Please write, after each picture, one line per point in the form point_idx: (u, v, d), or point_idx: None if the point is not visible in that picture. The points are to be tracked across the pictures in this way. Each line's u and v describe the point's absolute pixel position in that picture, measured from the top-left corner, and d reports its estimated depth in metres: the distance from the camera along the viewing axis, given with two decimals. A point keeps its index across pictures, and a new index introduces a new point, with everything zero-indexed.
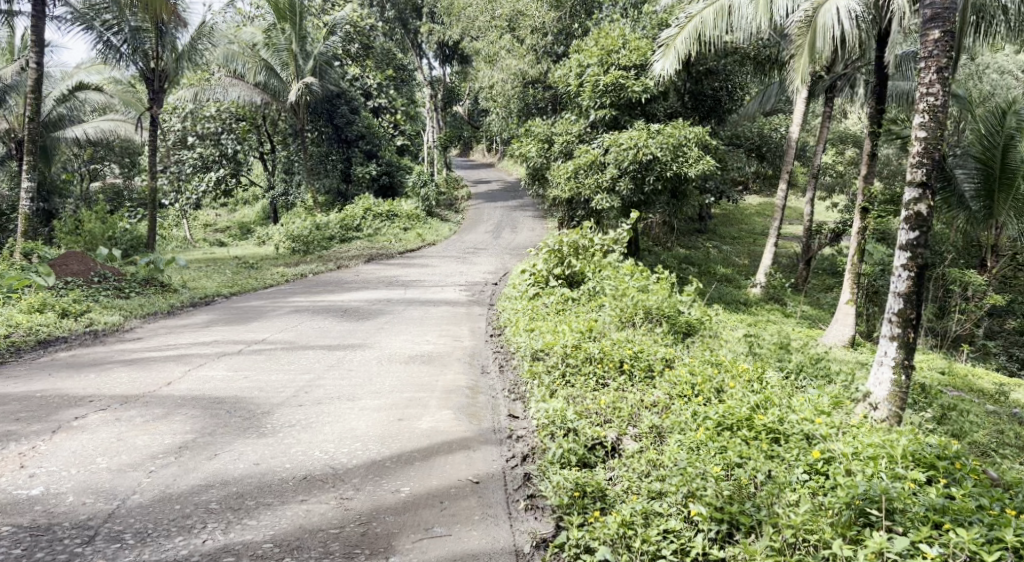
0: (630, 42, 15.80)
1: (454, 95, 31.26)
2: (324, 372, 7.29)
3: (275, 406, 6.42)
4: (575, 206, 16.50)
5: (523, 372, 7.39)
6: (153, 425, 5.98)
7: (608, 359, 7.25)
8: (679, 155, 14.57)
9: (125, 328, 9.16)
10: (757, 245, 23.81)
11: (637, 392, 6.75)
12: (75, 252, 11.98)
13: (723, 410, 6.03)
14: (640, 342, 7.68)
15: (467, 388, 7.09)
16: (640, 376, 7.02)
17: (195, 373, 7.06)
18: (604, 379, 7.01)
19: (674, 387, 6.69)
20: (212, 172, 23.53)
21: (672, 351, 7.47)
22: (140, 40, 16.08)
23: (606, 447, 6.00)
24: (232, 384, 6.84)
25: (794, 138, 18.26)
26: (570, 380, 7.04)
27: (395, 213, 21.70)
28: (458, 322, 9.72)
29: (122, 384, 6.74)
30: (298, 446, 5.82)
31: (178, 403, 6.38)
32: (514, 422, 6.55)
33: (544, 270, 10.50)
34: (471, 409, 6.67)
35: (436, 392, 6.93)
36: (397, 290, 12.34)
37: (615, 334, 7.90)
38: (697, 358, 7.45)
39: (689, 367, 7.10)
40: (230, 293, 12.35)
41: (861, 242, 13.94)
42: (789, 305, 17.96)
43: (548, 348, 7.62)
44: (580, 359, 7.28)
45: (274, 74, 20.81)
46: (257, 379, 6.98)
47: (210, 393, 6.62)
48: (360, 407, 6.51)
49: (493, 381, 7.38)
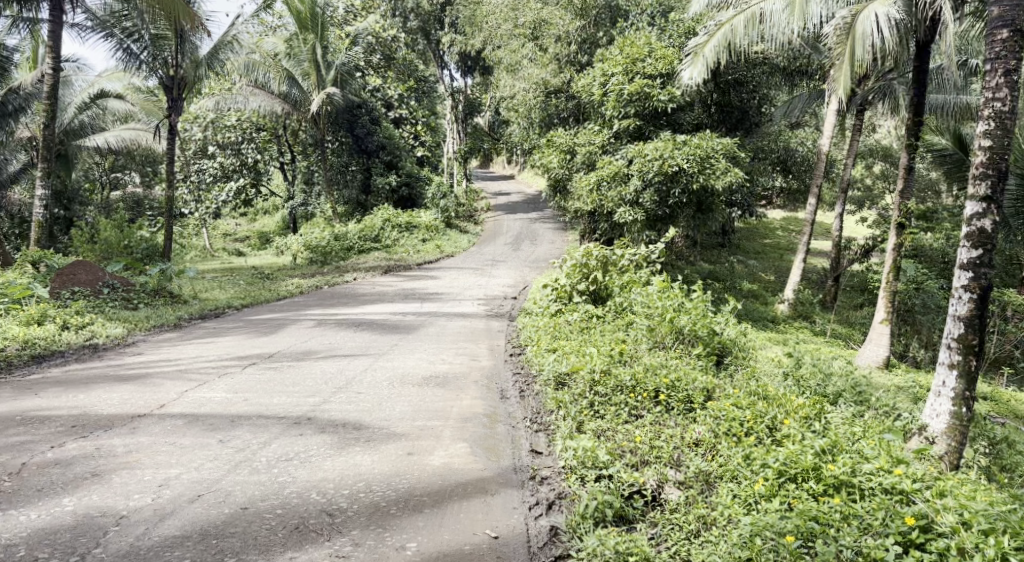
0: (657, 51, 15.25)
1: (476, 106, 30.92)
2: (330, 394, 6.79)
3: (273, 436, 5.91)
4: (597, 219, 15.89)
5: (546, 398, 6.88)
6: (135, 458, 5.51)
7: (641, 388, 6.71)
8: (706, 167, 13.99)
9: (126, 342, 8.75)
10: (785, 260, 23.11)
11: (677, 428, 6.20)
12: (84, 262, 11.53)
13: (785, 456, 5.41)
14: (676, 367, 7.13)
15: (485, 416, 6.57)
16: (677, 408, 6.47)
17: (191, 395, 6.58)
18: (638, 411, 6.49)
19: (719, 424, 6.14)
20: (232, 181, 23.27)
21: (712, 379, 6.92)
22: (161, 48, 15.71)
23: (645, 496, 5.48)
24: (230, 408, 6.36)
25: (824, 152, 17.60)
26: (599, 411, 6.51)
27: (414, 224, 21.30)
28: (476, 339, 9.21)
29: (110, 406, 6.28)
30: (293, 486, 5.31)
31: (167, 430, 5.90)
32: (537, 459, 6.01)
33: (567, 286, 9.99)
34: (489, 442, 6.14)
35: (451, 421, 6.41)
36: (414, 302, 11.88)
37: (648, 358, 7.37)
38: (740, 388, 6.90)
39: (733, 398, 6.54)
40: (242, 304, 11.97)
41: (897, 258, 13.29)
42: (818, 323, 17.30)
43: (573, 373, 7.09)
44: (609, 387, 6.75)
45: (297, 84, 20.28)
46: (258, 402, 6.49)
47: (203, 419, 6.13)
48: (366, 438, 5.99)
49: (512, 407, 6.86)
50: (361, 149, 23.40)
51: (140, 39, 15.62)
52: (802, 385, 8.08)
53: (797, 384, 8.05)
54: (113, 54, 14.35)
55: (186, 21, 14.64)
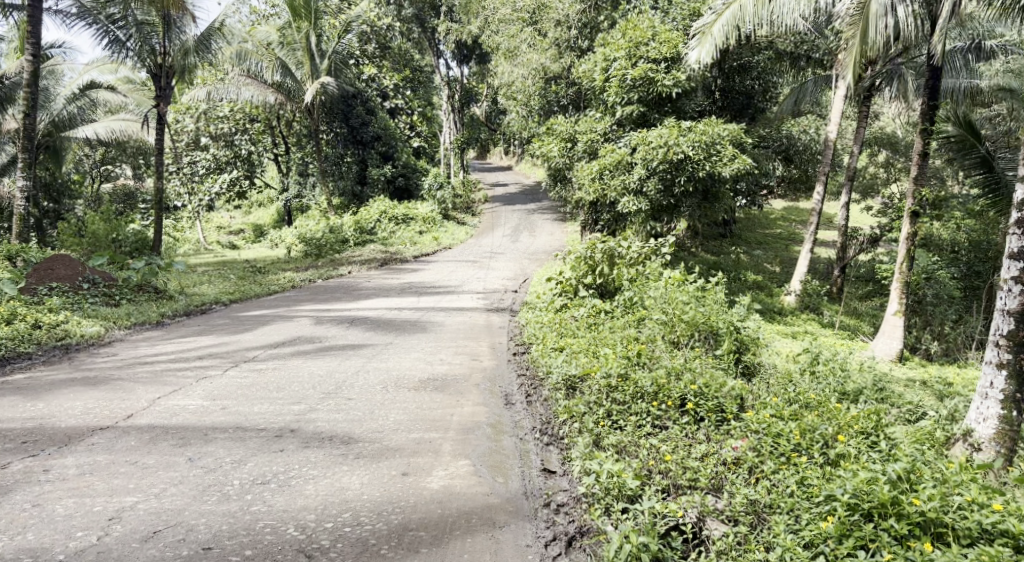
0: (661, 33, 14.60)
1: (472, 95, 30.34)
2: (318, 401, 6.23)
3: (249, 454, 5.35)
4: (599, 209, 15.27)
5: (557, 405, 6.35)
6: (87, 482, 4.95)
7: (664, 395, 6.19)
8: (712, 154, 13.45)
9: (102, 342, 8.20)
10: (789, 251, 22.54)
11: (711, 445, 5.69)
12: (64, 256, 10.98)
13: (857, 485, 4.83)
14: (700, 369, 6.62)
15: (489, 426, 6.02)
16: (708, 420, 5.96)
17: (164, 402, 6.01)
18: (664, 421, 5.99)
19: (760, 441, 5.62)
20: (224, 173, 22.91)
21: (743, 383, 6.42)
22: (147, 35, 15.03)
23: (684, 534, 4.94)
24: (204, 418, 5.79)
25: (831, 139, 16.98)
26: (617, 421, 5.99)
27: (410, 216, 20.70)
28: (476, 336, 8.64)
29: (70, 417, 5.72)
30: (268, 518, 4.76)
31: (129, 447, 5.35)
32: (550, 479, 5.49)
33: (572, 279, 9.46)
34: (494, 458, 5.60)
35: (451, 432, 5.86)
36: (410, 296, 11.33)
37: (668, 358, 6.85)
38: (770, 395, 6.40)
39: (769, 408, 6.06)
40: (231, 299, 11.42)
41: (911, 249, 12.77)
42: (825, 315, 16.76)
43: (586, 377, 6.58)
44: (628, 394, 6.22)
45: (291, 74, 19.48)
46: (236, 411, 5.92)
47: (172, 432, 5.57)
48: (353, 456, 5.43)
49: (519, 415, 6.33)
50: (355, 139, 22.79)
51: (126, 25, 14.94)
52: (825, 384, 7.59)
53: (820, 384, 7.55)
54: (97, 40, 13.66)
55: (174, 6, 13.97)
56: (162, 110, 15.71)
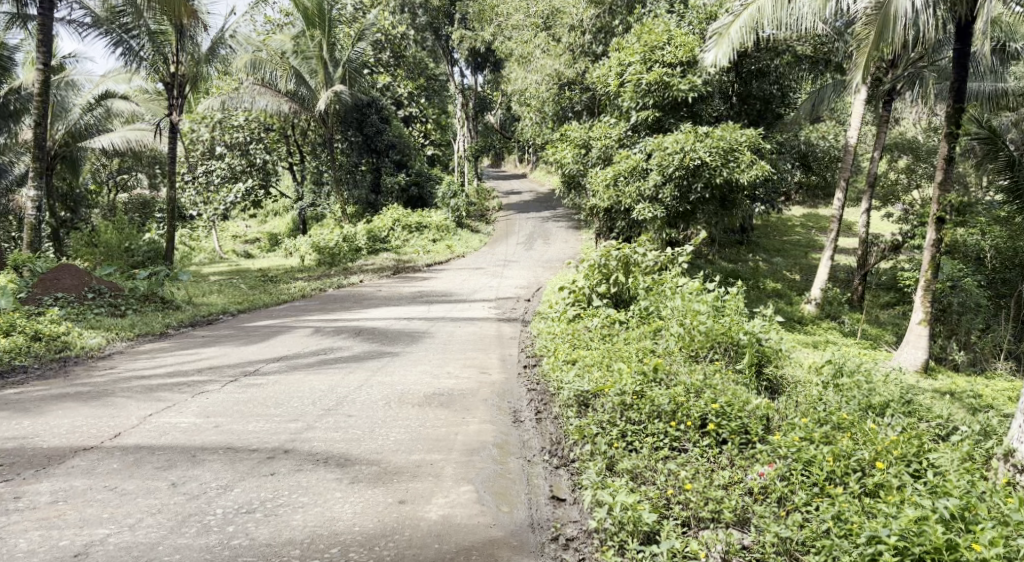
0: (677, 37, 14.28)
1: (486, 103, 30.23)
2: (315, 418, 5.95)
3: (236, 478, 5.11)
4: (614, 217, 14.94)
5: (568, 424, 6.05)
6: (60, 511, 4.76)
7: (683, 414, 5.88)
8: (730, 160, 13.09)
9: (102, 353, 8.02)
10: (809, 257, 22.11)
11: (736, 472, 5.41)
12: (70, 266, 10.85)
13: (903, 525, 4.62)
14: (721, 385, 6.30)
15: (494, 447, 5.73)
16: (731, 442, 5.67)
17: (153, 420, 5.78)
18: (682, 443, 5.70)
19: (789, 469, 5.35)
20: (240, 183, 21.89)
21: (767, 402, 6.11)
22: (159, 45, 14.79)
23: None
24: (194, 438, 5.56)
25: (851, 144, 16.51)
26: (632, 442, 5.70)
27: (424, 224, 20.45)
28: (485, 347, 8.35)
29: (54, 437, 5.52)
30: (249, 554, 4.52)
31: (110, 470, 5.15)
32: (559, 508, 5.20)
33: (586, 287, 9.14)
34: (499, 484, 5.31)
35: (454, 454, 5.56)
36: (421, 305, 11.06)
37: (687, 372, 6.54)
38: (796, 413, 6.10)
39: (796, 428, 5.75)
40: (239, 309, 11.24)
41: (936, 257, 12.37)
42: (847, 323, 16.34)
43: (599, 392, 6.27)
44: (644, 413, 5.92)
45: (305, 82, 19.38)
46: (229, 429, 5.68)
47: (158, 453, 5.36)
48: (347, 481, 5.16)
49: (527, 434, 6.03)
50: (370, 148, 22.53)
51: (139, 36, 14.76)
52: (849, 398, 7.28)
53: (843, 398, 7.24)
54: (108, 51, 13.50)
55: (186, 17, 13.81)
56: (175, 119, 15.50)
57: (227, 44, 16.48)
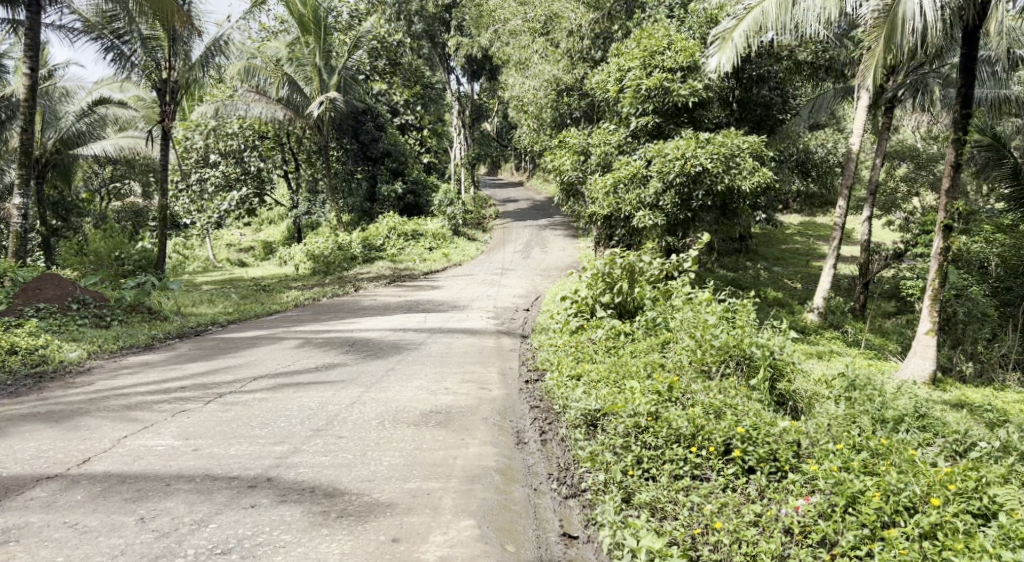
0: (678, 42, 13.93)
1: (482, 110, 29.93)
2: (302, 441, 5.58)
3: (211, 511, 4.74)
4: (614, 224, 14.62)
5: (578, 448, 5.80)
6: (13, 551, 4.38)
7: (704, 439, 5.65)
8: (731, 167, 12.77)
9: (80, 368, 7.64)
10: (811, 266, 21.78)
11: (767, 506, 5.16)
12: (52, 274, 10.49)
13: None
14: (741, 405, 6.06)
15: (498, 473, 5.38)
16: (760, 473, 5.40)
17: (127, 444, 5.41)
18: (704, 472, 5.46)
19: (830, 504, 5.04)
20: (235, 191, 21.40)
21: (796, 424, 5.84)
22: (152, 50, 14.43)
23: None
24: (170, 464, 5.19)
25: (853, 152, 16.12)
26: (649, 470, 5.49)
27: (420, 233, 20.07)
28: (485, 360, 7.96)
29: (17, 464, 5.15)
30: None
31: (71, 504, 4.77)
32: (572, 547, 4.90)
33: (588, 297, 8.78)
34: (503, 517, 4.95)
35: (454, 482, 5.18)
36: (417, 316, 10.68)
37: (702, 392, 6.29)
38: (826, 437, 5.80)
39: (829, 455, 5.46)
40: (228, 320, 10.84)
41: (944, 267, 12.01)
42: (850, 333, 15.98)
43: (611, 411, 6.06)
44: (661, 437, 5.70)
45: (299, 89, 19.03)
46: (209, 454, 5.31)
47: (127, 481, 4.99)
48: (335, 516, 4.78)
49: (532, 458, 5.71)
50: (365, 156, 22.17)
51: (131, 41, 14.38)
52: (865, 411, 6.98)
53: (860, 411, 6.95)
54: (100, 57, 13.07)
55: (178, 22, 13.42)
56: (167, 127, 15.07)
57: (221, 50, 16.11)
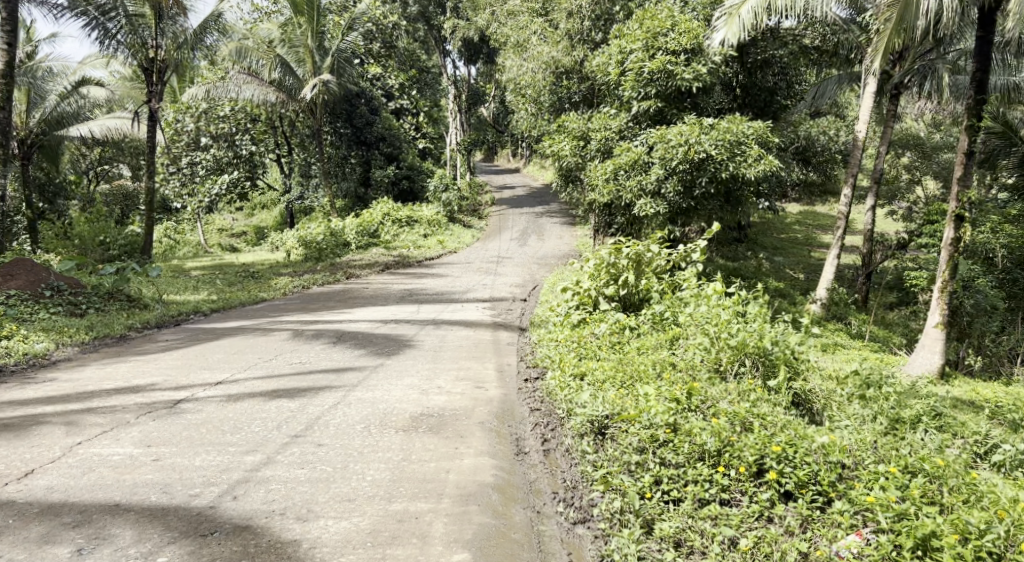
0: (682, 23, 13.31)
1: (479, 95, 29.32)
2: (277, 451, 5.23)
3: (164, 539, 4.40)
4: (614, 212, 14.10)
5: (586, 464, 5.39)
6: None
7: (733, 458, 5.17)
8: (737, 154, 12.22)
9: (46, 361, 7.26)
10: (812, 255, 21.35)
11: (813, 541, 4.72)
12: (23, 260, 9.93)
13: None
14: (770, 416, 5.58)
15: (496, 491, 5.01)
16: (801, 501, 4.93)
17: (84, 455, 5.09)
18: (733, 495, 5.01)
19: (892, 545, 4.56)
20: (226, 174, 20.77)
21: (835, 438, 5.35)
22: (137, 27, 13.63)
23: None
24: (126, 479, 4.86)
25: (860, 140, 15.42)
26: (673, 493, 5.04)
27: (415, 219, 19.53)
28: (479, 355, 7.56)
29: None
30: None
31: (7, 527, 4.43)
32: None
33: (591, 289, 8.29)
34: (502, 547, 4.59)
35: (445, 503, 4.82)
36: (409, 305, 10.21)
37: (723, 399, 5.82)
38: (872, 455, 5.31)
39: (879, 479, 4.98)
40: (212, 307, 10.35)
41: (954, 259, 11.21)
42: (854, 325, 15.53)
43: (624, 421, 5.59)
44: (683, 454, 5.22)
45: (291, 71, 18.43)
46: (170, 467, 4.98)
47: (73, 502, 4.65)
48: (309, 543, 4.43)
49: (534, 473, 5.35)
50: (359, 140, 21.54)
51: (116, 18, 13.42)
52: (879, 412, 6.55)
53: (874, 412, 6.53)
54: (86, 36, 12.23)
55: None
56: (154, 109, 14.41)
57: (212, 30, 15.48)
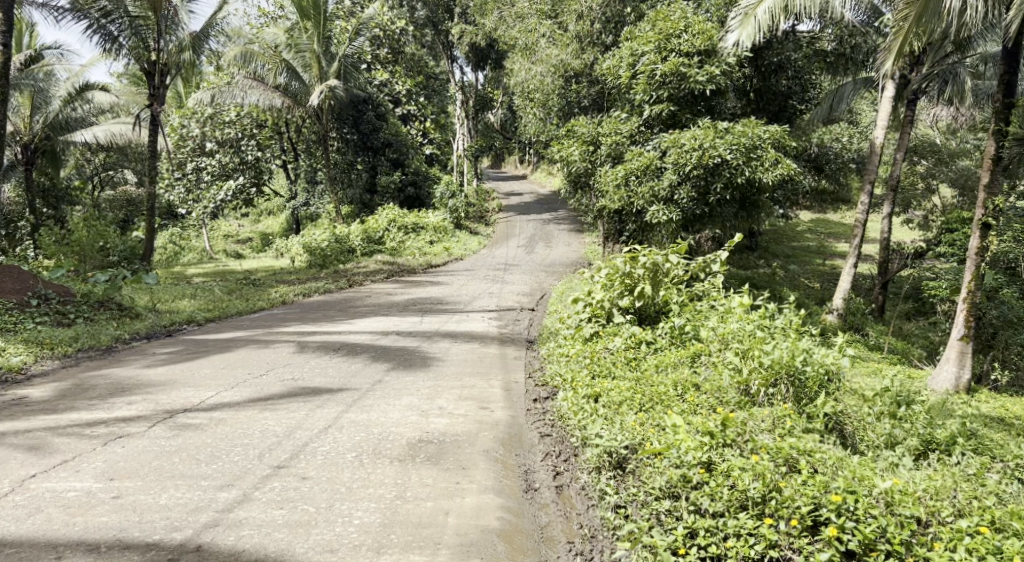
0: (695, 24, 12.82)
1: (486, 100, 28.86)
2: (254, 487, 4.76)
3: None
4: (624, 218, 13.60)
5: (609, 510, 4.90)
6: None
7: (784, 507, 4.64)
8: (753, 159, 11.68)
9: (19, 377, 6.81)
10: (826, 263, 20.80)
11: None
12: (9, 268, 9.48)
13: None
14: (820, 455, 5.05)
15: (499, 538, 4.53)
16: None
17: (38, 491, 4.64)
18: (783, 552, 4.49)
19: None
20: (232, 180, 20.31)
21: (897, 482, 4.85)
22: (138, 30, 12.98)
23: None
24: (80, 521, 4.41)
25: (877, 146, 14.76)
26: (716, 548, 4.52)
27: (422, 225, 19.03)
28: (483, 370, 7.06)
29: None
30: None
31: None
32: None
33: (603, 300, 7.76)
34: None
35: (442, 554, 4.35)
36: (411, 316, 9.71)
37: (761, 431, 5.31)
38: (948, 505, 4.79)
39: (963, 539, 4.47)
40: (207, 316, 9.90)
41: (980, 269, 10.45)
42: (873, 336, 14.95)
43: (648, 454, 5.07)
44: (725, 501, 4.69)
45: (296, 75, 17.73)
46: (131, 506, 4.53)
47: (20, 548, 4.22)
48: None
49: (545, 516, 4.87)
50: (365, 146, 21.07)
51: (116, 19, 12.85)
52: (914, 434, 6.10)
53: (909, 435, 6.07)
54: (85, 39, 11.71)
55: None
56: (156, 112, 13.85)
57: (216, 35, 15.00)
